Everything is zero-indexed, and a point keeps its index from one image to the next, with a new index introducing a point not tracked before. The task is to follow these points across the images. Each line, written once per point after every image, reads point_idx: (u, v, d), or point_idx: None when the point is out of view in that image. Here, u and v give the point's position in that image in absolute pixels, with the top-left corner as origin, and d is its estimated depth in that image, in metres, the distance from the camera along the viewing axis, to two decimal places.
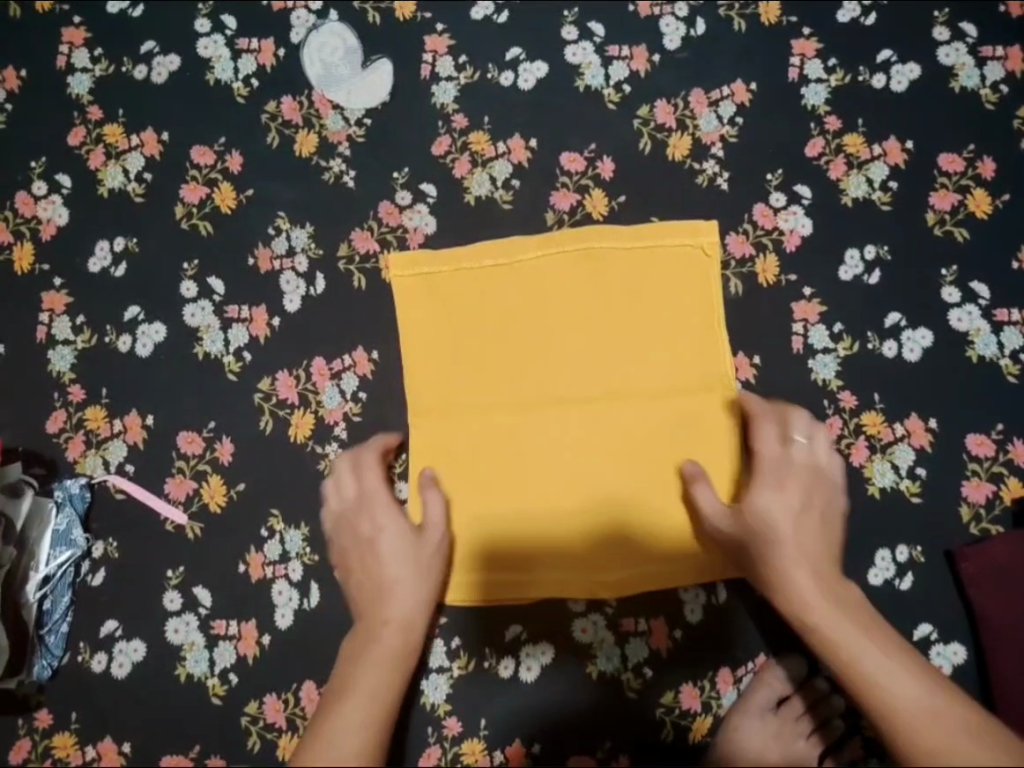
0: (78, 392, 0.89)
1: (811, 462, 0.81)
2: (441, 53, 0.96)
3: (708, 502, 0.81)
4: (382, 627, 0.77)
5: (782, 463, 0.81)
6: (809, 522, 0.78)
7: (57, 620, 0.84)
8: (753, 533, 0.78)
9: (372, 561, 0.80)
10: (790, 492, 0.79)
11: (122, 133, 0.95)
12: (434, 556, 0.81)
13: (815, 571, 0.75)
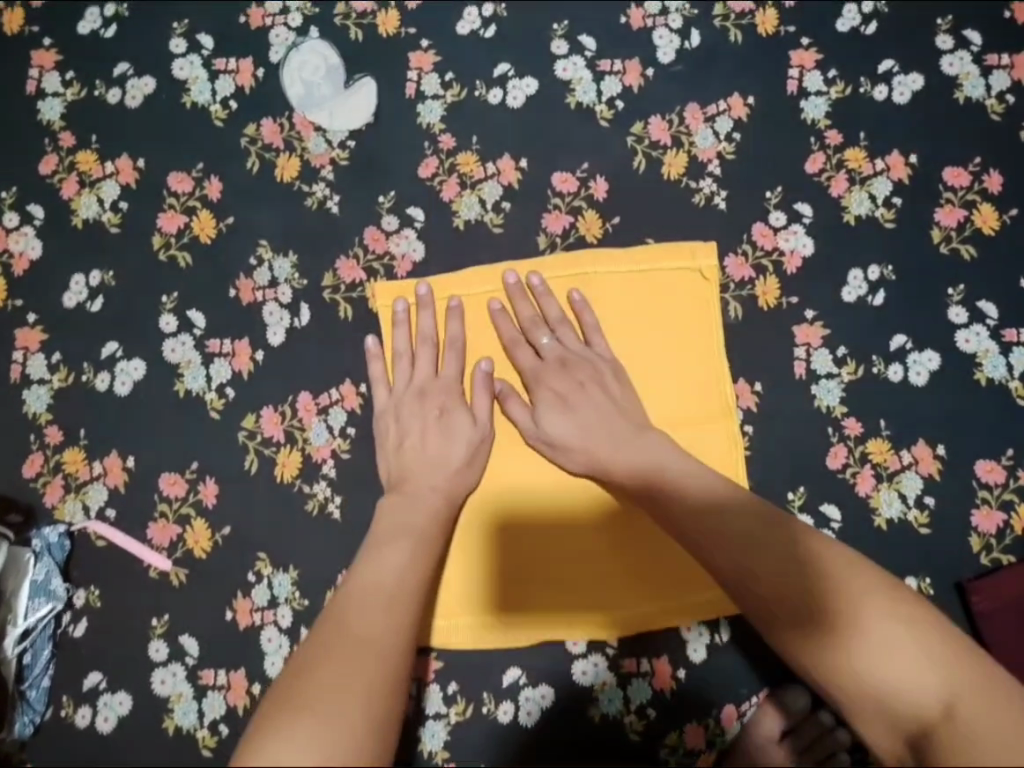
0: (56, 434, 0.86)
1: (555, 359, 0.84)
2: (426, 71, 0.92)
3: (522, 414, 0.83)
4: (425, 492, 0.78)
5: (538, 373, 0.83)
6: (581, 390, 0.81)
7: (39, 674, 0.81)
8: (655, 467, 0.75)
9: (430, 441, 0.81)
10: (566, 396, 0.82)
11: (96, 160, 0.91)
12: (480, 443, 0.82)
13: (630, 457, 0.77)
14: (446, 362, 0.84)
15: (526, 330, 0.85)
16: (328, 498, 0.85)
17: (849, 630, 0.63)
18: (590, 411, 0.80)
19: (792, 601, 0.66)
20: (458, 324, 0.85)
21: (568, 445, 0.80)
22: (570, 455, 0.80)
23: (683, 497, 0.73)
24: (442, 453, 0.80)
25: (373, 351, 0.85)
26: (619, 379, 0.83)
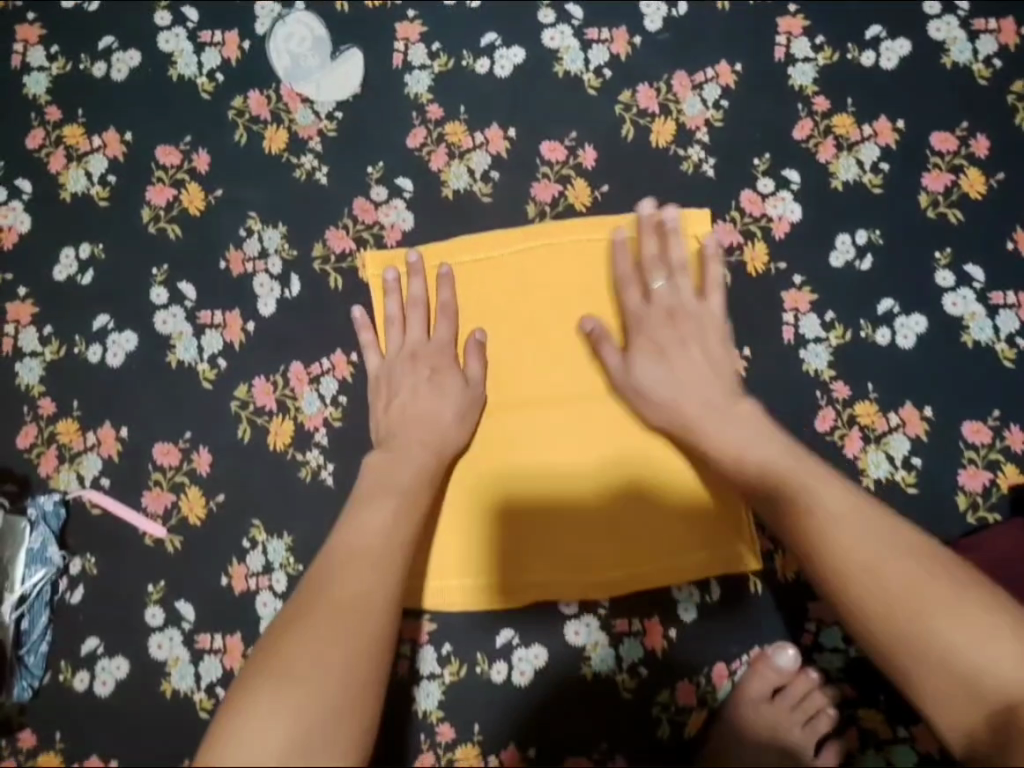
0: (48, 405, 0.86)
1: (670, 307, 0.84)
2: (413, 41, 0.92)
3: (615, 362, 0.84)
4: (415, 448, 0.80)
5: (643, 321, 0.84)
6: (708, 343, 0.83)
7: (36, 640, 0.82)
8: (737, 439, 0.77)
9: (421, 406, 0.82)
10: (672, 352, 0.83)
11: (83, 134, 0.91)
12: (473, 404, 0.84)
13: (741, 415, 0.78)
14: (437, 325, 0.85)
15: (643, 267, 0.85)
16: (321, 466, 0.85)
17: (947, 613, 0.65)
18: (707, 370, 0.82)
19: (888, 578, 0.67)
20: (449, 290, 0.86)
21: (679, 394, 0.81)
22: (656, 406, 0.82)
23: (789, 469, 0.74)
24: (432, 413, 0.82)
25: (365, 319, 0.87)
26: (721, 337, 0.83)
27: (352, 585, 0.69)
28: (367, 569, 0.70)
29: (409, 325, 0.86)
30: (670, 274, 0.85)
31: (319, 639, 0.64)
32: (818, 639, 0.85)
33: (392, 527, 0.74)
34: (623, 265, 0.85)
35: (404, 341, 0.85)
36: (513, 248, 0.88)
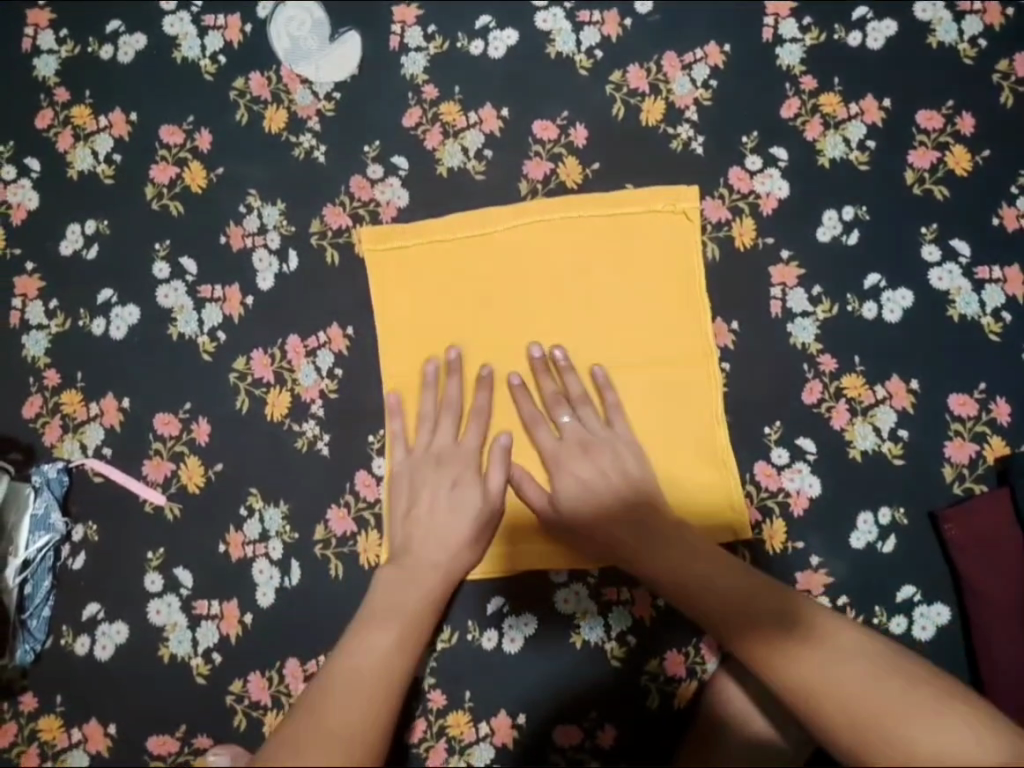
0: (54, 377, 0.89)
1: (590, 446, 0.84)
2: (409, 24, 0.94)
3: (538, 496, 0.84)
4: (427, 570, 0.78)
5: (559, 458, 0.84)
6: (633, 487, 0.82)
7: (40, 603, 0.84)
8: (666, 553, 0.77)
9: (440, 517, 0.81)
10: (593, 464, 0.83)
11: (90, 115, 0.94)
12: (491, 527, 0.82)
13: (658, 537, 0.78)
14: (466, 432, 0.85)
15: (547, 406, 0.86)
16: (317, 436, 0.87)
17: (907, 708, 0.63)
18: (624, 490, 0.81)
19: (834, 682, 0.65)
20: (484, 395, 0.86)
21: (601, 518, 0.81)
22: (583, 530, 0.82)
23: (711, 575, 0.75)
24: (451, 530, 0.80)
25: (395, 408, 0.86)
26: (637, 457, 0.84)
27: (347, 702, 0.64)
28: (367, 682, 0.66)
29: (438, 427, 0.85)
30: (576, 405, 0.85)
31: (315, 740, 0.60)
32: None
33: (397, 645, 0.71)
34: (544, 438, 0.85)
35: (430, 453, 0.85)
36: (505, 225, 0.90)
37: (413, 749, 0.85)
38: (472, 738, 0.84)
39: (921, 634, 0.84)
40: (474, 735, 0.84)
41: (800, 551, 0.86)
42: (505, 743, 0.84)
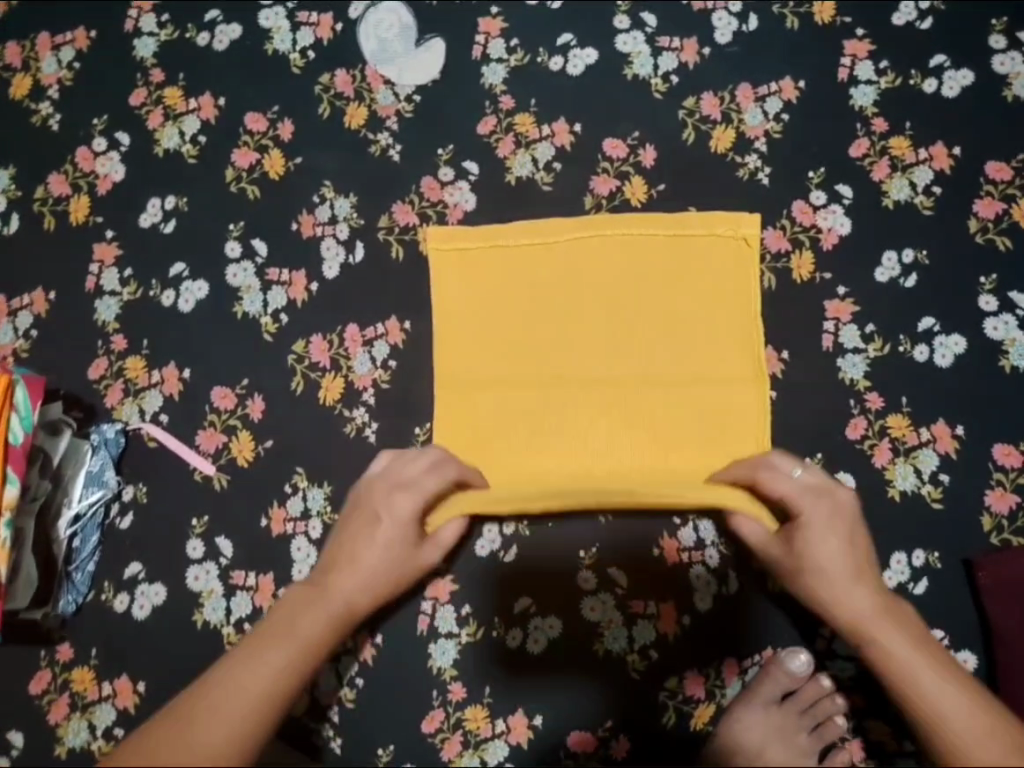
0: (121, 342, 0.93)
1: (846, 511, 0.75)
2: (493, 36, 0.97)
3: (754, 537, 0.78)
4: (338, 600, 0.74)
5: (836, 535, 0.74)
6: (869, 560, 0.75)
7: (85, 558, 0.87)
8: (889, 630, 0.72)
9: (361, 545, 0.76)
10: (840, 538, 0.74)
11: (181, 97, 0.98)
12: (398, 560, 0.77)
13: (893, 625, 0.72)
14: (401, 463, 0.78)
15: (769, 467, 0.77)
16: (365, 423, 0.90)
17: None
18: (856, 563, 0.74)
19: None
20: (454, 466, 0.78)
21: (840, 589, 0.73)
22: (814, 588, 0.74)
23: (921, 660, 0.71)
24: (372, 559, 0.76)
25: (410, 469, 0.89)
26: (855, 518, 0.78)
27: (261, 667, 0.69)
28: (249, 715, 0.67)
29: (399, 459, 0.79)
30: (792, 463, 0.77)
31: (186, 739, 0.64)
32: (831, 647, 0.85)
33: (293, 664, 0.70)
34: (777, 489, 0.75)
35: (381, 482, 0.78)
36: (569, 236, 0.92)
37: (428, 740, 0.85)
38: (487, 735, 0.85)
39: None
40: (489, 732, 0.85)
41: None
42: (519, 744, 0.85)
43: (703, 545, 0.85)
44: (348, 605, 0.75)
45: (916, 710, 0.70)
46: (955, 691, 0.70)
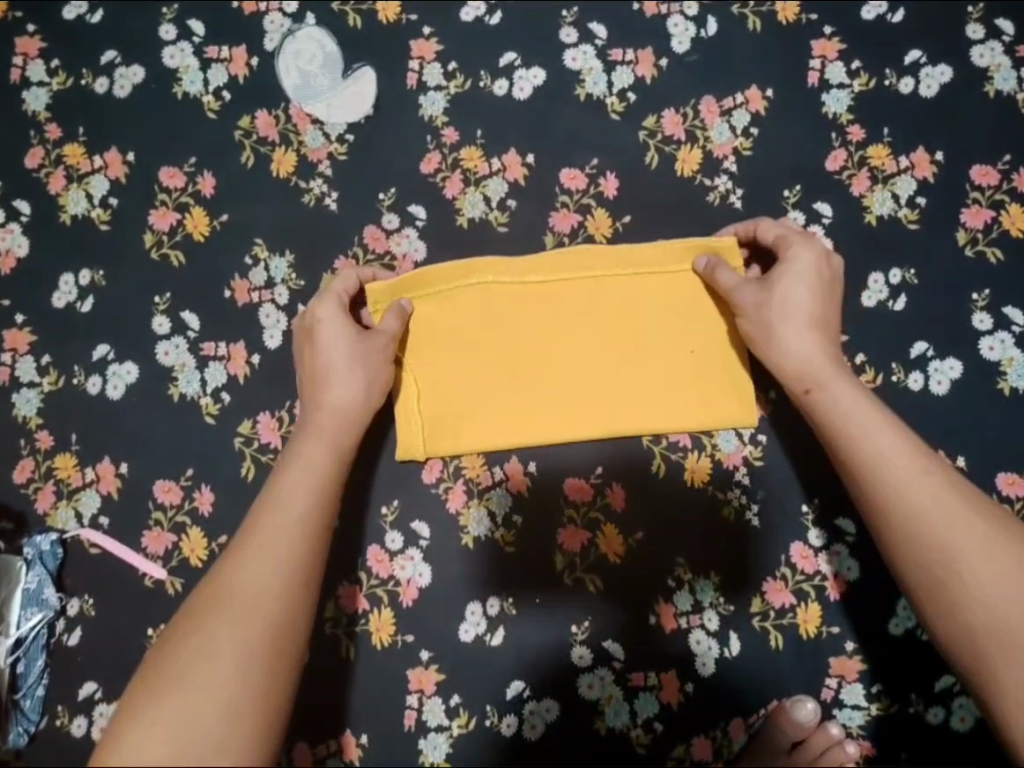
0: (47, 439, 0.84)
1: (817, 250, 0.75)
2: (428, 60, 0.87)
3: (729, 282, 0.76)
4: (324, 421, 0.72)
5: (809, 275, 0.74)
6: (833, 312, 0.74)
7: (33, 683, 0.80)
8: (834, 376, 0.71)
9: (314, 349, 0.76)
10: (813, 284, 0.74)
11: (84, 154, 0.88)
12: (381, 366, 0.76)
13: (840, 372, 0.71)
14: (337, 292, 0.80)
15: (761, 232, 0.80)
16: None
17: (982, 563, 0.63)
18: (823, 304, 0.74)
19: (943, 540, 0.64)
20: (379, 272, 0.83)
21: (798, 331, 0.73)
22: (776, 330, 0.73)
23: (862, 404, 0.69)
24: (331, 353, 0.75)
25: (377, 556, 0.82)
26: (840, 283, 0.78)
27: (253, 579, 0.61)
28: (266, 595, 0.59)
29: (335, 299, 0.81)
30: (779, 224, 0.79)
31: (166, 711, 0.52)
32: (840, 696, 0.81)
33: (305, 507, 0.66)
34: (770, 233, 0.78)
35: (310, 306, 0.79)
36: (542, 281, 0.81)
37: None
38: None
39: (960, 724, 0.80)
40: None
41: (835, 636, 0.81)
42: None
43: (701, 608, 0.82)
44: (328, 410, 0.73)
45: (858, 453, 0.68)
46: (904, 448, 0.67)
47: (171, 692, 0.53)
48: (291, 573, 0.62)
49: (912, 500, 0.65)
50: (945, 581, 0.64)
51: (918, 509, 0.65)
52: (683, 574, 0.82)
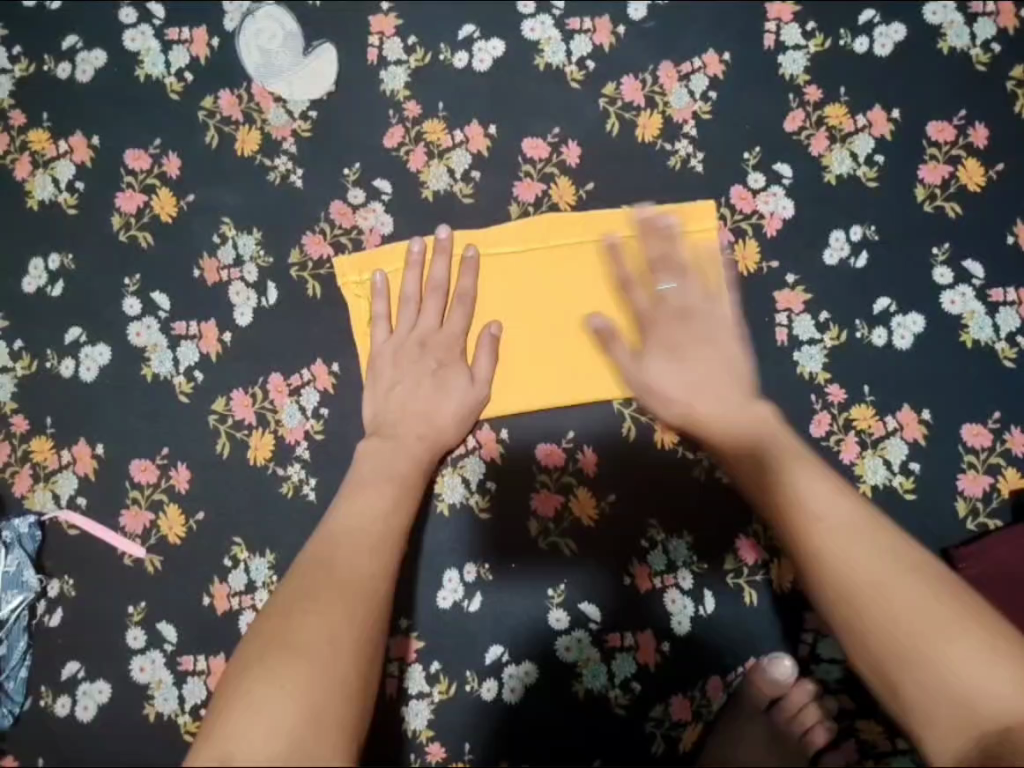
0: (22, 423, 0.85)
1: (684, 322, 0.81)
2: (388, 35, 0.88)
3: (621, 358, 0.81)
4: (410, 441, 0.77)
5: (651, 319, 0.81)
6: (706, 362, 0.79)
7: (16, 666, 0.81)
8: (733, 418, 0.76)
9: (425, 392, 0.80)
10: (665, 344, 0.80)
11: (49, 139, 0.88)
12: (476, 408, 0.81)
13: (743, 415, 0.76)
14: (452, 315, 0.82)
15: (648, 270, 0.82)
16: (303, 481, 0.83)
17: (928, 624, 0.58)
18: (660, 362, 0.80)
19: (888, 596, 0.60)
20: (470, 278, 0.82)
21: (690, 388, 0.78)
22: (663, 403, 0.80)
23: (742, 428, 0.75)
24: (441, 404, 0.79)
25: None
26: (732, 337, 0.80)
27: (354, 558, 0.63)
28: (368, 579, 0.61)
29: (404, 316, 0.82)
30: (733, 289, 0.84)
31: (280, 664, 0.53)
32: (815, 650, 0.83)
33: (392, 509, 0.70)
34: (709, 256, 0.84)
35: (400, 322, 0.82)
36: (509, 249, 0.84)
37: None
38: None
39: None
40: None
41: None
42: None
43: (674, 568, 0.83)
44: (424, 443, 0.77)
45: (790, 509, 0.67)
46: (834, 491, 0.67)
47: (288, 655, 0.53)
48: (385, 564, 0.64)
49: (833, 545, 0.63)
50: (899, 633, 0.58)
51: (841, 556, 0.62)
52: (656, 535, 0.83)
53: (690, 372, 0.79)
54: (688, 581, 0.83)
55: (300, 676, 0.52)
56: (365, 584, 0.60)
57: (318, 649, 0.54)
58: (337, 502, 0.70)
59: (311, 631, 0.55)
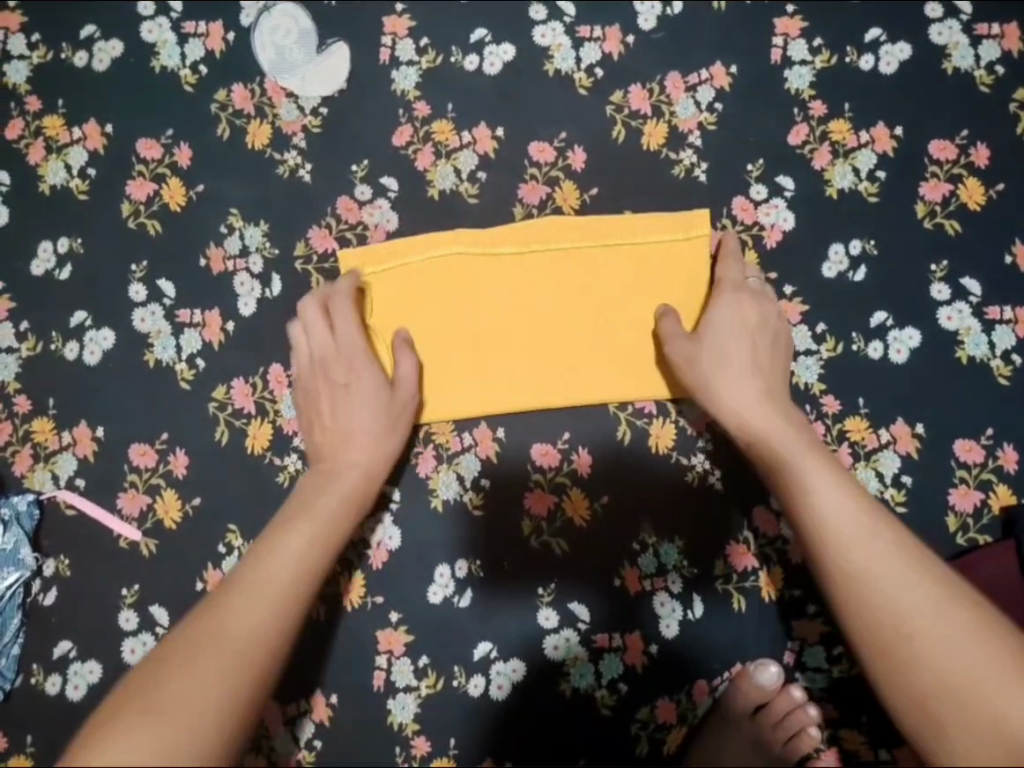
0: (25, 403, 0.86)
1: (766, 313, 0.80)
2: (401, 36, 0.89)
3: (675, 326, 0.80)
4: (345, 469, 0.77)
5: (738, 293, 0.80)
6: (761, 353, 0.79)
7: (8, 642, 0.82)
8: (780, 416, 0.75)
9: (346, 404, 0.79)
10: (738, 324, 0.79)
11: (63, 125, 0.89)
12: (404, 412, 0.80)
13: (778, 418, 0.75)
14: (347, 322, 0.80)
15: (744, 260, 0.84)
16: (299, 471, 0.84)
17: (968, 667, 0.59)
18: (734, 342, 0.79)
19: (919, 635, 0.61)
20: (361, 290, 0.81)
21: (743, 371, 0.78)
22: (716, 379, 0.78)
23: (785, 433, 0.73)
24: (364, 418, 0.79)
25: None
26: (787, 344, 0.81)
27: (253, 604, 0.63)
28: (258, 628, 0.62)
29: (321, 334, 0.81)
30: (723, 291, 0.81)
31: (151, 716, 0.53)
32: (801, 658, 0.83)
33: (306, 547, 0.69)
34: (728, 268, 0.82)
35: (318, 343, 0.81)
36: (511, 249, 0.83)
37: None
38: None
39: None
40: None
41: (797, 598, 0.83)
42: None
43: (665, 571, 0.84)
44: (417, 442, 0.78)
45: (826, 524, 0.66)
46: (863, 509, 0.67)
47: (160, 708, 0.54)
48: (281, 611, 0.64)
49: (872, 572, 0.63)
50: (942, 681, 0.59)
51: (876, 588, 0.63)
52: (648, 538, 0.84)
53: (753, 360, 0.78)
54: (678, 586, 0.84)
55: (167, 731, 0.53)
56: (252, 640, 0.60)
57: (187, 706, 0.55)
58: (262, 534, 0.70)
59: (186, 690, 0.56)
